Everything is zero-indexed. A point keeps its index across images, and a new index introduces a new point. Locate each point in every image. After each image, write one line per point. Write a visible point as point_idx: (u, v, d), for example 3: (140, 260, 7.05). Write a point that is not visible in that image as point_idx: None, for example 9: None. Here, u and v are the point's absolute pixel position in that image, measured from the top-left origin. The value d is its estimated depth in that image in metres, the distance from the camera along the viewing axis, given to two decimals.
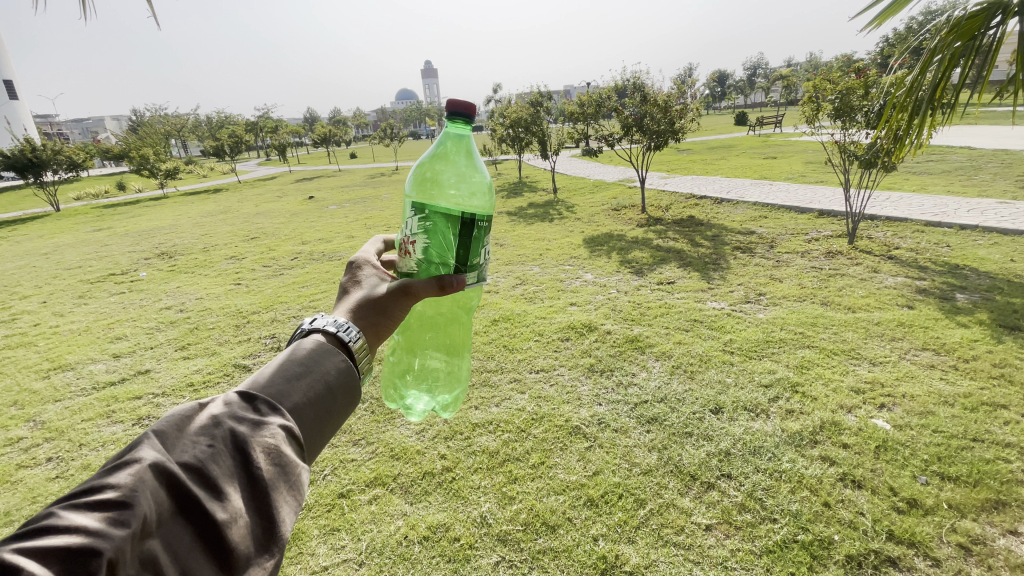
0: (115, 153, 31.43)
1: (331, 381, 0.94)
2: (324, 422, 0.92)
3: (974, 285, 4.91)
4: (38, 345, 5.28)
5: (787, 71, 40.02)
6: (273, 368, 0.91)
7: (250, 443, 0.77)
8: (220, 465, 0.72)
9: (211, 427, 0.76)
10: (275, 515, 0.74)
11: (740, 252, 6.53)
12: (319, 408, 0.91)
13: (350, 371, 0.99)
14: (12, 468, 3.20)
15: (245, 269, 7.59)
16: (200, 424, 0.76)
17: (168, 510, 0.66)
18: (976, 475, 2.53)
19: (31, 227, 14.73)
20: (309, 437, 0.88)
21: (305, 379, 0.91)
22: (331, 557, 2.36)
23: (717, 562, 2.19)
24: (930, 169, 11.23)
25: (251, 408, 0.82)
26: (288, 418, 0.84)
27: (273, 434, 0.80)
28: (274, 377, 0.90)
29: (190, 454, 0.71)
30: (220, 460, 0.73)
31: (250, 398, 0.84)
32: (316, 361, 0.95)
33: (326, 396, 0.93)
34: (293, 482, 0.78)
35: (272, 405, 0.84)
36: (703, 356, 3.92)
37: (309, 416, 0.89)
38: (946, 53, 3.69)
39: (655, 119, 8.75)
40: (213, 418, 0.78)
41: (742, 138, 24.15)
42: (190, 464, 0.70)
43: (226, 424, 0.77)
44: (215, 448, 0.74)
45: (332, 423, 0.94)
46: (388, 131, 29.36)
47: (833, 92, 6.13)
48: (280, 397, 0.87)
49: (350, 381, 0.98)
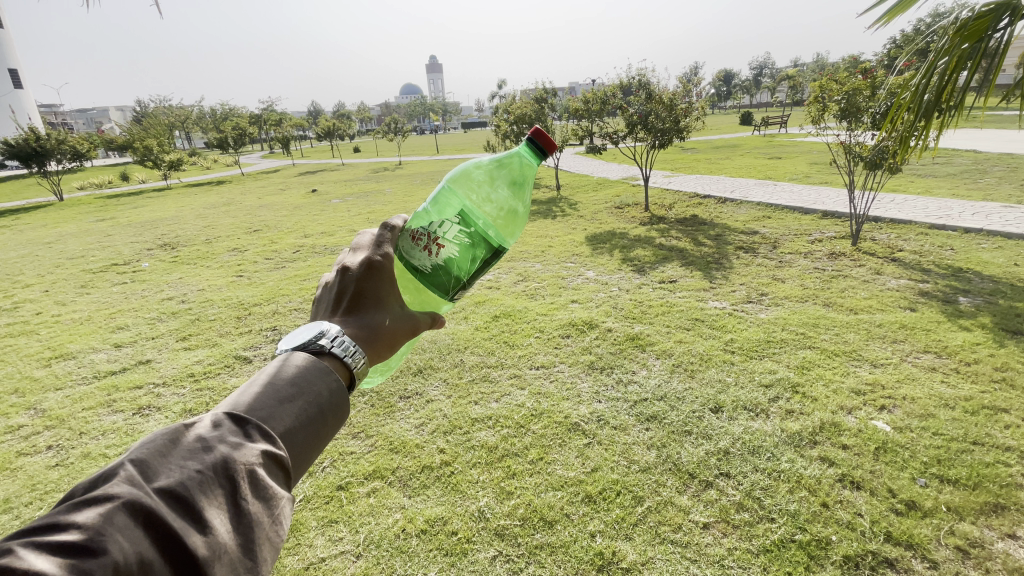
0: (120, 142, 31.45)
1: (324, 402, 0.92)
2: (311, 448, 0.89)
3: (978, 289, 4.89)
4: (39, 333, 5.30)
5: (793, 73, 39.69)
6: (262, 391, 0.89)
7: (236, 473, 0.75)
8: (203, 498, 0.70)
9: (195, 455, 0.74)
10: (256, 552, 0.72)
11: (743, 252, 6.51)
12: (305, 434, 0.88)
13: (342, 393, 0.96)
14: (12, 455, 3.21)
15: (248, 262, 7.59)
16: (179, 457, 0.73)
17: (148, 550, 0.63)
18: (975, 478, 2.52)
19: (35, 215, 14.76)
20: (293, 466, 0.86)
21: (296, 402, 0.89)
22: (328, 549, 2.37)
23: (714, 561, 2.18)
24: (935, 171, 11.18)
25: (239, 432, 0.81)
26: (275, 445, 0.83)
27: (260, 462, 0.79)
28: (261, 400, 0.87)
29: (173, 486, 0.69)
30: (199, 496, 0.70)
31: (234, 425, 0.81)
32: (306, 380, 0.92)
33: (318, 421, 0.90)
34: (274, 515, 0.77)
35: (259, 430, 0.82)
36: (703, 355, 3.91)
37: (298, 441, 0.87)
38: (953, 54, 3.66)
39: (660, 117, 8.70)
40: (198, 444, 0.76)
41: (746, 138, 24.06)
42: (172, 497, 0.68)
43: (212, 451, 0.75)
44: (199, 477, 0.72)
45: (320, 450, 0.91)
46: (392, 126, 29.30)
47: (839, 92, 6.10)
48: (268, 420, 0.85)
49: (339, 406, 0.95)
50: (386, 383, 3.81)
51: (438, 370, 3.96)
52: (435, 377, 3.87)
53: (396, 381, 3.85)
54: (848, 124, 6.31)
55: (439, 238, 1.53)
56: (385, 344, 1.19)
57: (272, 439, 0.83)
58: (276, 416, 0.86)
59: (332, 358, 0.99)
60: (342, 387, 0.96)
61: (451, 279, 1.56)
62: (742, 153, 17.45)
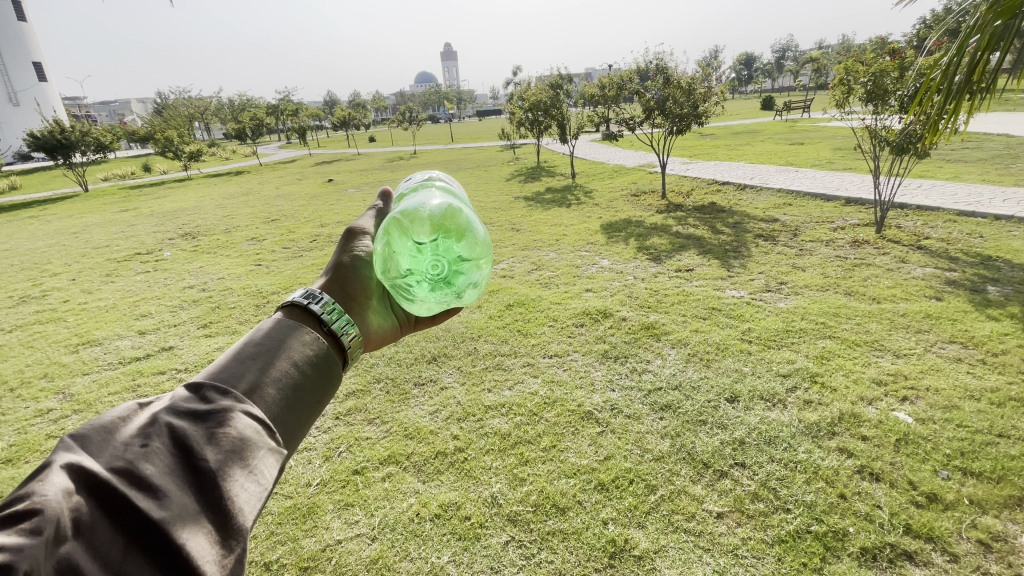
0: (141, 133, 31.96)
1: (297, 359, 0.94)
2: (288, 403, 0.90)
3: (1008, 277, 4.72)
4: (67, 321, 5.46)
5: (818, 59, 38.52)
6: (225, 358, 0.90)
7: (191, 436, 0.74)
8: (156, 463, 0.69)
9: (144, 428, 0.73)
10: (229, 502, 0.71)
11: (763, 240, 6.38)
12: (276, 392, 0.89)
13: (312, 352, 1.00)
14: (42, 438, 3.33)
15: (265, 251, 7.69)
16: (131, 428, 0.73)
17: (94, 515, 0.62)
18: (999, 472, 2.45)
19: (61, 206, 15.15)
20: (268, 423, 0.85)
21: (260, 365, 0.90)
22: (344, 531, 2.42)
23: (727, 550, 2.17)
24: (966, 156, 10.78)
25: (199, 395, 0.81)
26: (240, 406, 0.82)
27: (224, 419, 0.78)
28: (224, 368, 0.88)
29: (120, 456, 0.68)
30: (153, 456, 0.70)
31: (192, 391, 0.82)
32: (271, 344, 0.95)
33: (286, 380, 0.92)
34: (250, 467, 0.75)
35: (218, 394, 0.81)
36: (720, 344, 3.86)
37: (270, 398, 0.88)
38: (983, 33, 3.45)
39: (678, 102, 8.46)
40: (148, 418, 0.75)
41: (768, 123, 23.47)
42: (121, 466, 0.67)
43: (163, 421, 0.74)
44: (148, 447, 0.70)
45: (296, 405, 0.92)
46: (407, 114, 29.14)
47: (865, 74, 5.88)
48: (231, 384, 0.85)
49: (315, 364, 0.99)
50: (402, 370, 3.85)
51: (451, 359, 3.98)
52: (449, 365, 3.89)
53: (411, 368, 3.89)
54: (874, 108, 6.09)
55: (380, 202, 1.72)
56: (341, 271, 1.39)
57: (235, 399, 0.82)
58: (241, 380, 0.86)
59: (309, 313, 1.07)
60: (314, 342, 1.01)
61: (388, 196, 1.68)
62: (762, 139, 17.03)
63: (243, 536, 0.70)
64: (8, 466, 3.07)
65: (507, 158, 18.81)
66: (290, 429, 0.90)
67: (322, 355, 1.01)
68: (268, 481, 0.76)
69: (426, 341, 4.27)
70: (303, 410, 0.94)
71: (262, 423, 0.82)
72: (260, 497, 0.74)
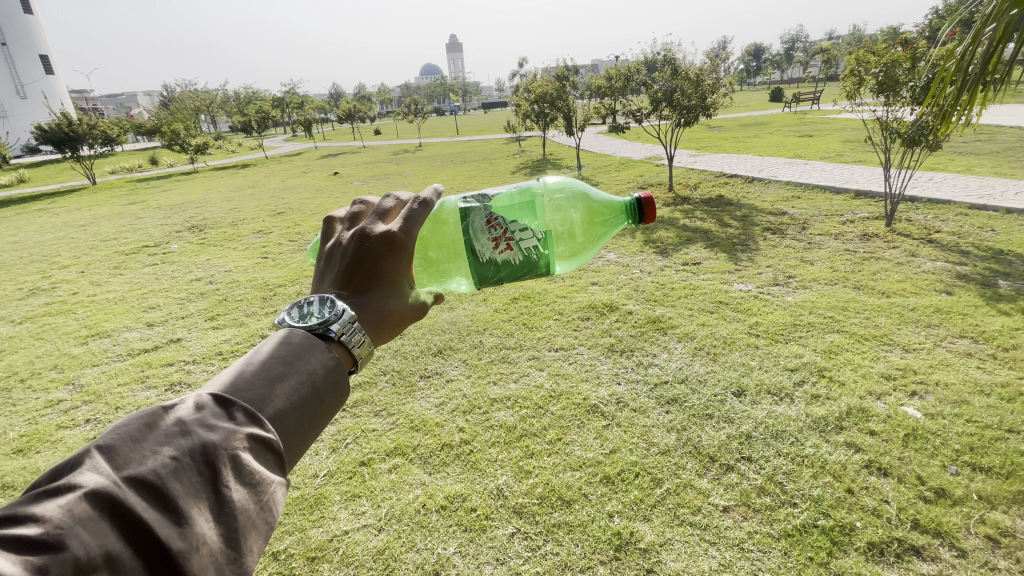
0: (147, 126, 32.03)
1: (317, 382, 0.91)
2: (304, 428, 0.88)
3: (1019, 272, 4.67)
4: (76, 312, 5.50)
5: (829, 50, 37.98)
6: (251, 368, 0.86)
7: (217, 457, 0.73)
8: (182, 484, 0.68)
9: (171, 440, 0.72)
10: (241, 540, 0.70)
11: (770, 234, 6.33)
12: (296, 417, 0.86)
13: (332, 377, 0.94)
14: (53, 428, 3.37)
15: (272, 244, 7.71)
16: (157, 441, 0.71)
17: (116, 543, 0.61)
18: (1008, 467, 2.43)
19: (70, 199, 15.27)
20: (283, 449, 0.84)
21: (284, 383, 0.87)
22: (351, 522, 2.43)
23: (733, 544, 2.17)
24: (978, 148, 10.64)
25: (225, 412, 0.79)
26: (261, 429, 0.80)
27: (247, 447, 0.76)
28: (249, 380, 0.85)
29: (148, 470, 0.68)
30: (176, 481, 0.68)
31: (217, 404, 0.79)
32: (294, 362, 0.90)
33: (307, 403, 0.88)
34: (263, 502, 0.74)
35: (244, 412, 0.80)
36: (727, 338, 3.83)
37: (290, 422, 0.85)
38: (1000, 22, 3.37)
39: (686, 93, 8.38)
40: (177, 427, 0.74)
41: (777, 115, 23.23)
42: (147, 484, 0.67)
43: (192, 433, 0.73)
44: (176, 464, 0.69)
45: (310, 431, 0.89)
46: (412, 107, 29.07)
47: (877, 64, 5.79)
48: (254, 401, 0.83)
49: (333, 389, 0.94)
50: (407, 363, 3.86)
51: (457, 352, 3.98)
52: (455, 358, 3.90)
53: (417, 361, 3.89)
54: (886, 99, 6.00)
55: (512, 239, 1.73)
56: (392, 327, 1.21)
57: (258, 420, 0.80)
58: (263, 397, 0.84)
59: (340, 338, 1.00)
60: (339, 365, 0.96)
61: (499, 277, 1.76)
62: (771, 131, 16.85)
63: None
64: (19, 455, 3.11)
65: (513, 150, 18.73)
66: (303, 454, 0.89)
67: (341, 379, 0.96)
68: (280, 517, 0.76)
69: (432, 334, 4.28)
70: (315, 436, 0.91)
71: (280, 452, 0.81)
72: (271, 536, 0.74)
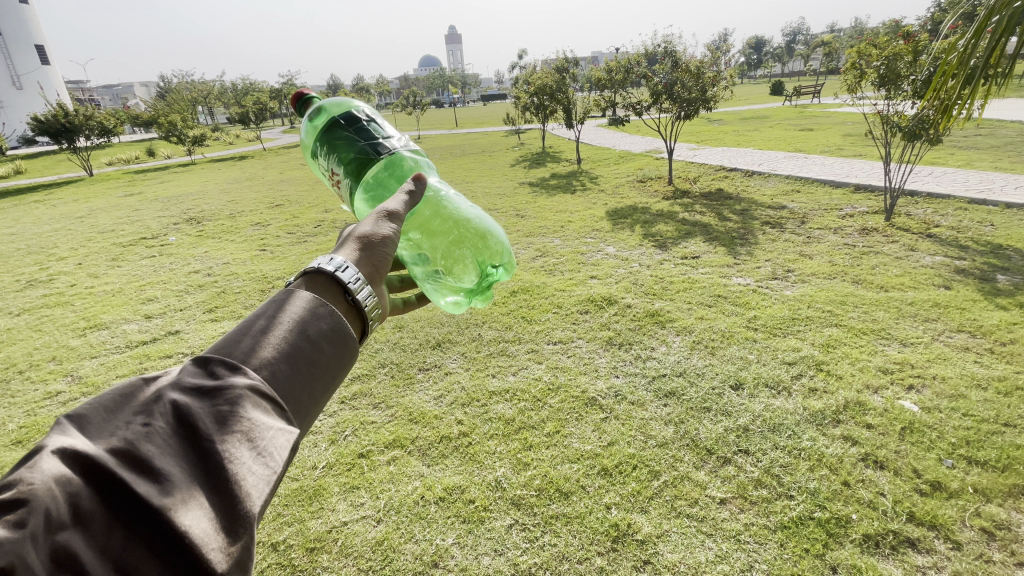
0: (143, 117, 31.85)
1: (309, 330, 0.87)
2: (303, 374, 0.84)
3: (1018, 266, 4.67)
4: (74, 304, 5.49)
5: (830, 42, 37.71)
6: (235, 330, 0.85)
7: (196, 414, 0.71)
8: (159, 445, 0.66)
9: (147, 406, 0.71)
10: (234, 486, 0.67)
11: (770, 227, 6.32)
12: (289, 364, 0.83)
13: (329, 324, 0.91)
14: (51, 419, 3.38)
15: (270, 236, 7.70)
16: (133, 410, 0.71)
17: (92, 502, 0.60)
18: (1004, 461, 2.45)
19: (67, 190, 15.20)
20: (279, 397, 0.80)
21: (271, 338, 0.84)
22: (350, 514, 2.44)
23: (730, 536, 2.19)
24: (978, 143, 10.63)
25: (205, 374, 0.77)
26: (247, 381, 0.77)
27: (227, 397, 0.73)
28: (231, 342, 0.83)
29: (121, 434, 0.67)
30: (152, 440, 0.66)
31: (197, 369, 0.78)
32: (281, 317, 0.87)
33: (299, 352, 0.85)
34: (256, 447, 0.71)
35: (226, 371, 0.78)
36: (725, 332, 3.84)
37: (283, 369, 0.82)
38: (1003, 16, 3.35)
39: (686, 86, 8.32)
40: (153, 396, 0.73)
41: (777, 108, 23.13)
42: (121, 447, 0.65)
43: (167, 399, 0.72)
44: (151, 426, 0.68)
45: (310, 379, 0.86)
46: (410, 99, 28.88)
47: (878, 57, 5.75)
48: (240, 359, 0.81)
49: (331, 336, 0.90)
50: (406, 356, 3.86)
51: (456, 344, 3.98)
52: (453, 351, 3.90)
53: (415, 354, 3.89)
54: (887, 93, 5.97)
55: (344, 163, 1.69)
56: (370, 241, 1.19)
57: (241, 372, 0.78)
58: (248, 354, 0.82)
59: (329, 279, 0.99)
60: (332, 312, 0.92)
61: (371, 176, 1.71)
62: (772, 125, 16.78)
63: (250, 521, 0.66)
64: (18, 447, 3.12)
65: (512, 143, 18.63)
66: (306, 403, 0.85)
67: (339, 326, 0.92)
68: (278, 464, 0.72)
69: (431, 327, 4.28)
70: (319, 384, 0.87)
71: (270, 399, 0.78)
72: (269, 480, 0.70)
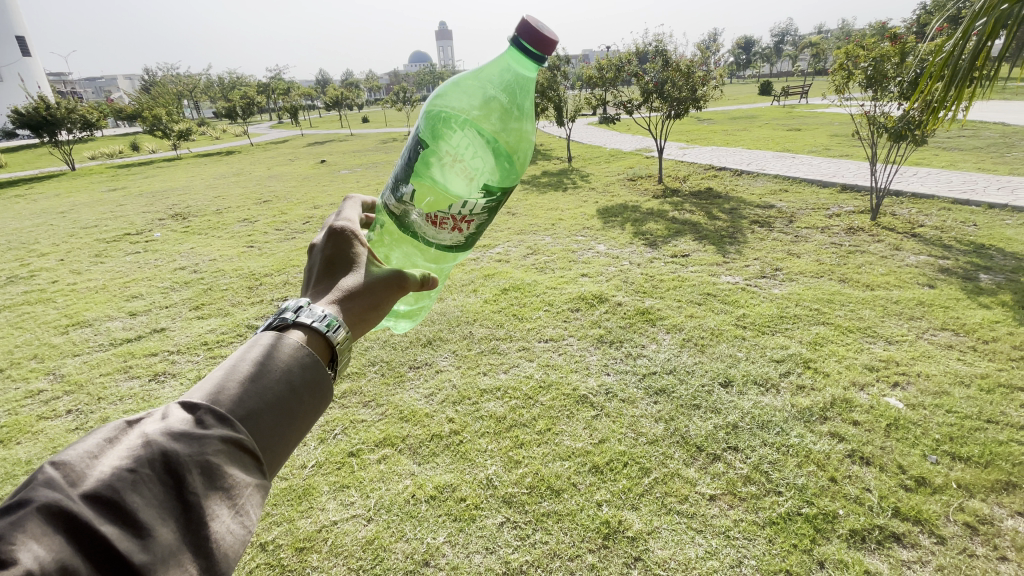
0: (127, 111, 31.22)
1: (294, 380, 0.84)
2: (284, 425, 0.82)
3: (999, 266, 4.77)
4: (56, 301, 5.37)
5: (818, 42, 38.07)
6: (222, 374, 0.81)
7: (183, 464, 0.67)
8: (144, 496, 0.63)
9: (134, 452, 0.66)
10: (212, 545, 0.66)
11: (758, 226, 6.38)
12: (273, 416, 0.80)
13: (314, 378, 0.88)
14: (33, 419, 3.31)
15: (258, 232, 7.60)
16: (118, 453, 0.66)
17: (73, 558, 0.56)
18: (987, 456, 2.50)
19: (47, 185, 14.85)
20: (258, 449, 0.78)
21: (262, 388, 0.80)
22: (340, 513, 2.42)
23: (719, 531, 2.21)
24: (961, 144, 10.83)
25: (193, 420, 0.73)
26: (234, 433, 0.74)
27: (215, 451, 0.70)
28: (217, 386, 0.79)
29: (105, 483, 0.62)
30: (138, 493, 0.63)
31: (185, 414, 0.73)
32: (271, 366, 0.83)
33: (283, 405, 0.82)
34: (236, 505, 0.70)
35: (215, 420, 0.74)
36: (714, 330, 3.87)
37: (264, 424, 0.79)
38: (990, 19, 3.41)
39: (677, 85, 8.35)
40: (141, 439, 0.68)
41: (767, 108, 23.35)
42: (105, 498, 0.61)
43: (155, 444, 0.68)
44: (136, 475, 0.64)
45: (289, 433, 0.83)
46: (400, 95, 28.66)
47: (866, 58, 5.82)
48: (227, 407, 0.77)
49: (313, 387, 0.87)
50: (396, 354, 3.84)
51: (447, 342, 3.97)
52: (444, 349, 3.88)
53: (406, 352, 3.86)
54: (874, 93, 6.05)
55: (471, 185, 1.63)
56: (367, 305, 1.11)
57: (230, 422, 0.75)
58: (236, 400, 0.78)
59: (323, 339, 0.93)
60: (316, 362, 0.89)
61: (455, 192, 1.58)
62: (762, 124, 16.94)
63: None
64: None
65: None
66: (280, 457, 0.82)
67: (320, 375, 0.89)
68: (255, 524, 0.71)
69: (420, 325, 4.26)
70: (297, 437, 0.84)
71: (252, 454, 0.75)
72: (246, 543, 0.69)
